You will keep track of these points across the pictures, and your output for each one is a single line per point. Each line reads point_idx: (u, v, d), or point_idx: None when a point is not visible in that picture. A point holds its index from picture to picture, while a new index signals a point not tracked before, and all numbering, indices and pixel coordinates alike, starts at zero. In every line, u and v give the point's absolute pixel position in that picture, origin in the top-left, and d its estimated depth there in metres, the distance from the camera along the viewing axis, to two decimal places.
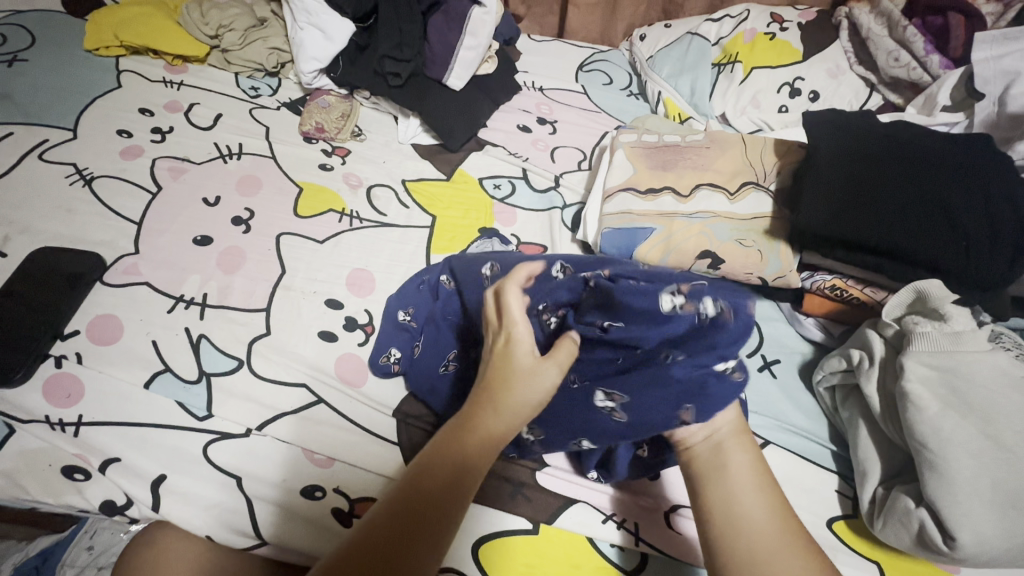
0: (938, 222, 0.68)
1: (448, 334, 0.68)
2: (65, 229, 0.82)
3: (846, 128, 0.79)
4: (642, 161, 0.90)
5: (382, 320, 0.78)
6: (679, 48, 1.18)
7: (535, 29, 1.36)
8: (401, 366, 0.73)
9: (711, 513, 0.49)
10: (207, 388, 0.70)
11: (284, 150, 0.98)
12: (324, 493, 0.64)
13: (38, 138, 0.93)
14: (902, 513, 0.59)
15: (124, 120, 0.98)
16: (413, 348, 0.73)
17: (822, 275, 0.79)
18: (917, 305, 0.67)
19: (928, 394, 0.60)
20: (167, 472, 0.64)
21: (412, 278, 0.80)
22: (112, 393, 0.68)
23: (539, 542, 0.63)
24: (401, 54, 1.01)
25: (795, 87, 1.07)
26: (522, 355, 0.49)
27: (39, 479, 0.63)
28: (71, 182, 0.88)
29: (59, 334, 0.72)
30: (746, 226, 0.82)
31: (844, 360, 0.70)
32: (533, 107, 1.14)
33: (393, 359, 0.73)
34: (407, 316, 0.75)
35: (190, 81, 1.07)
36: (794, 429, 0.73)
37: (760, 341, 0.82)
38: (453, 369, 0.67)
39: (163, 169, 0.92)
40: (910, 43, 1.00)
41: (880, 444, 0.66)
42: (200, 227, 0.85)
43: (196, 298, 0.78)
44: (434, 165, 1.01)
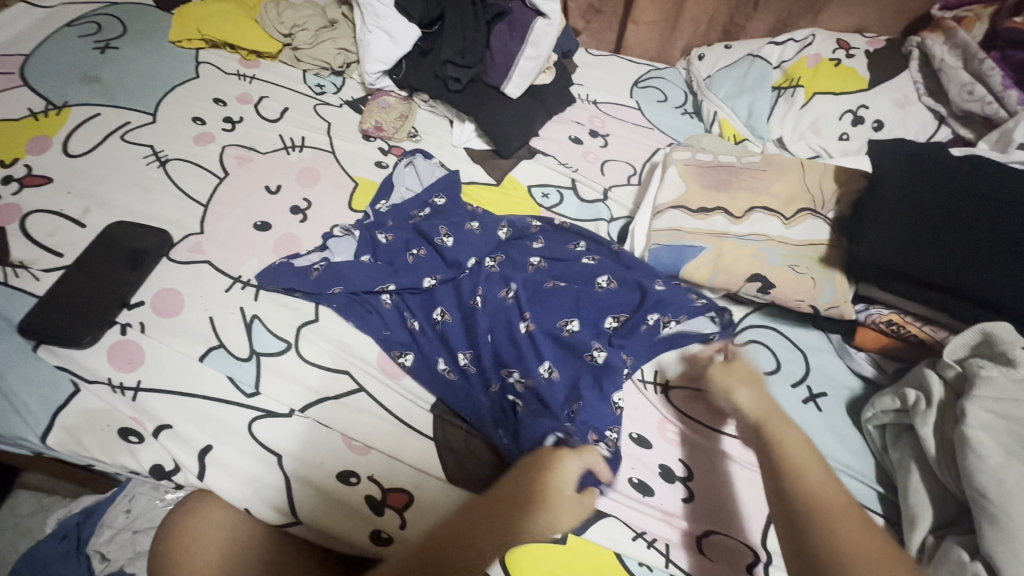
0: (1009, 263, 0.65)
1: (396, 281, 0.78)
2: (139, 206, 0.88)
3: (913, 159, 0.76)
4: (695, 180, 0.89)
5: (467, 343, 0.73)
6: (738, 70, 1.16)
7: (592, 43, 1.37)
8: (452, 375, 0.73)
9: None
10: (256, 366, 0.73)
11: (344, 146, 1.02)
12: (359, 479, 0.65)
13: (121, 120, 0.99)
14: (955, 564, 0.56)
15: (199, 108, 1.04)
16: (459, 354, 0.73)
17: (878, 309, 0.77)
18: (983, 347, 0.65)
19: (991, 443, 0.57)
20: (214, 442, 0.66)
21: (485, 282, 0.77)
22: (169, 363, 0.71)
23: (567, 551, 0.62)
24: (463, 60, 1.05)
25: (858, 115, 1.05)
26: (566, 489, 0.61)
27: (98, 439, 0.67)
28: (147, 163, 0.94)
29: (126, 303, 0.76)
30: (800, 252, 0.80)
31: (897, 399, 0.68)
32: (585, 119, 1.15)
33: (443, 366, 0.73)
34: (441, 318, 0.76)
35: (262, 75, 1.13)
36: (838, 466, 0.71)
37: (807, 371, 0.79)
38: (447, 321, 0.75)
39: (231, 156, 0.97)
40: (986, 77, 0.96)
41: (933, 490, 0.63)
42: (261, 213, 0.89)
43: (251, 280, 0.81)
44: (485, 170, 1.03)
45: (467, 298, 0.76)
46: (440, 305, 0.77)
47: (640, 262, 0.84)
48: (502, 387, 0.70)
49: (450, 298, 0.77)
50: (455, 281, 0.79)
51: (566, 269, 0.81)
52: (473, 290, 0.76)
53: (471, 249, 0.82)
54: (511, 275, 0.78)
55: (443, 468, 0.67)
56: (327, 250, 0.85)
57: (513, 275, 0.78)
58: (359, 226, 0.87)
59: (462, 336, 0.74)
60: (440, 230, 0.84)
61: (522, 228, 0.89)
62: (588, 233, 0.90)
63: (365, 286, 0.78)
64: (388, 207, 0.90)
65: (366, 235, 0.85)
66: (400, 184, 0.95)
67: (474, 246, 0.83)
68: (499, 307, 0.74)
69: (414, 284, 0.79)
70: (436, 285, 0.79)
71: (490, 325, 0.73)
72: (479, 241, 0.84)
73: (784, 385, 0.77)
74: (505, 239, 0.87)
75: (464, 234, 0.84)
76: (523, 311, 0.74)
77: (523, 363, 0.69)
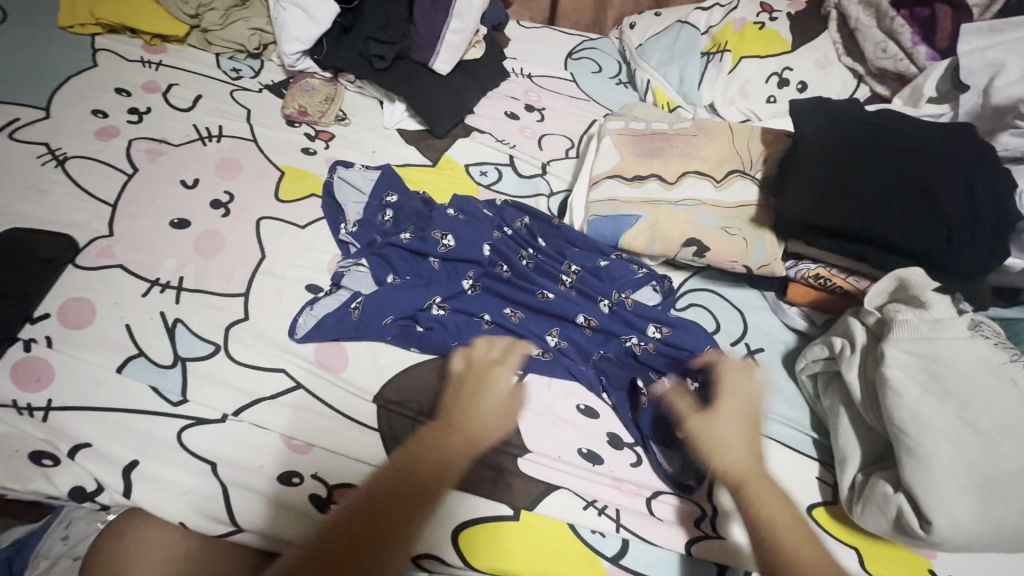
0: (920, 210, 0.69)
1: (440, 292, 0.77)
2: (37, 211, 0.80)
3: (831, 117, 0.78)
4: (629, 149, 0.89)
5: (536, 329, 0.76)
6: (668, 37, 1.17)
7: (524, 14, 1.35)
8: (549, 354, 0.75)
9: None
10: (182, 373, 0.68)
11: (266, 134, 0.96)
12: (302, 479, 0.63)
13: (8, 117, 0.90)
14: (880, 498, 0.59)
15: (100, 100, 0.95)
16: (550, 337, 0.76)
17: (807, 264, 0.79)
18: (898, 292, 0.67)
19: (908, 380, 0.61)
20: (140, 456, 0.62)
21: (525, 283, 0.80)
22: (83, 378, 0.66)
23: (521, 527, 0.62)
24: (385, 36, 1.00)
25: (784, 77, 1.07)
26: (500, 383, 0.71)
27: (5, 465, 0.61)
28: (43, 163, 0.85)
29: (27, 318, 0.70)
30: (732, 214, 0.81)
31: (825, 348, 0.71)
32: (520, 94, 1.13)
33: (539, 352, 0.75)
34: (512, 313, 0.78)
35: (169, 61, 1.04)
36: (776, 417, 0.73)
37: (744, 330, 0.82)
38: (521, 317, 0.78)
39: (139, 150, 0.90)
40: (897, 34, 1.00)
41: (860, 430, 0.66)
42: (178, 210, 0.83)
43: (171, 282, 0.76)
44: (420, 151, 1.00)
45: (525, 297, 0.78)
46: (504, 304, 0.79)
47: (582, 236, 0.85)
48: (600, 354, 0.76)
49: (505, 297, 0.79)
50: (494, 282, 0.80)
51: (562, 247, 0.85)
52: (529, 288, 0.79)
53: (485, 245, 0.82)
54: (549, 270, 0.82)
55: (387, 458, 0.65)
56: (344, 287, 0.78)
57: (532, 272, 0.81)
58: (360, 250, 0.81)
59: (539, 324, 0.77)
60: (436, 232, 0.82)
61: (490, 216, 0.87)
62: (529, 207, 0.90)
63: (415, 305, 0.75)
64: (354, 228, 0.84)
65: (373, 258, 0.80)
66: (346, 201, 0.87)
67: (483, 243, 0.82)
68: (549, 305, 0.78)
69: (455, 289, 0.79)
70: (475, 287, 0.80)
71: (559, 316, 0.78)
72: (471, 228, 0.83)
73: (723, 344, 0.80)
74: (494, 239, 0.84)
75: (459, 225, 0.83)
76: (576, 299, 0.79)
77: (600, 336, 0.77)
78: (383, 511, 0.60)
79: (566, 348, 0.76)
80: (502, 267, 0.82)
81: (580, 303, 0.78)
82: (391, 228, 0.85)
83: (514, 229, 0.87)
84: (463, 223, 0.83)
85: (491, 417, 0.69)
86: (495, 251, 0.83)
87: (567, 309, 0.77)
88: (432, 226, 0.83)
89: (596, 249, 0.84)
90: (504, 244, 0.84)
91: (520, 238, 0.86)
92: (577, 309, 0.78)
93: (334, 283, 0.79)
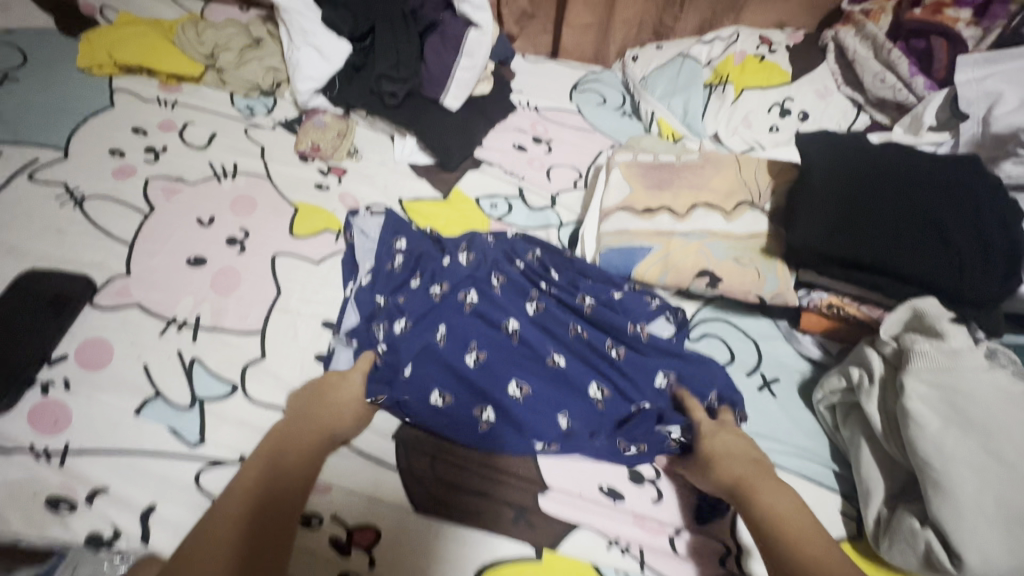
0: (931, 241, 0.70)
1: (439, 386, 0.69)
2: (55, 251, 0.81)
3: (839, 149, 0.80)
4: (638, 180, 0.91)
5: (538, 403, 0.69)
6: (671, 69, 1.20)
7: (528, 48, 1.38)
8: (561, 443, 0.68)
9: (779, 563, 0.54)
10: (201, 413, 0.68)
11: (280, 170, 0.98)
12: (321, 521, 0.62)
13: (27, 158, 0.91)
14: (908, 534, 0.59)
15: (117, 139, 0.97)
16: (561, 422, 0.68)
17: (819, 293, 0.80)
18: (914, 323, 0.68)
19: (929, 412, 0.61)
20: (158, 501, 0.61)
21: (528, 351, 0.73)
22: (101, 421, 0.66)
23: (545, 568, 0.61)
24: (397, 73, 1.03)
25: (785, 107, 1.10)
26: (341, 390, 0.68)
27: (21, 511, 0.59)
28: (61, 203, 0.86)
29: (45, 359, 0.70)
30: (744, 244, 0.83)
31: (844, 378, 0.71)
32: (528, 126, 1.15)
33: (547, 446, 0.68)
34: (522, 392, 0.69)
35: (184, 100, 1.06)
36: (796, 449, 0.73)
37: (759, 360, 0.82)
38: (527, 394, 0.69)
39: (156, 188, 0.91)
40: (895, 65, 1.03)
41: (882, 463, 0.66)
42: (194, 247, 0.84)
43: (188, 320, 0.76)
44: (431, 184, 1.02)
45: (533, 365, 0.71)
46: (510, 377, 0.70)
47: (594, 268, 0.84)
48: (608, 441, 0.69)
49: (510, 368, 0.70)
50: (494, 354, 0.71)
51: (564, 290, 0.80)
52: (536, 353, 0.73)
53: (469, 293, 0.76)
54: (553, 327, 0.75)
55: (408, 498, 0.64)
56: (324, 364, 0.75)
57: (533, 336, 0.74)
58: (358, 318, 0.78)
59: (548, 404, 0.69)
60: (438, 287, 0.78)
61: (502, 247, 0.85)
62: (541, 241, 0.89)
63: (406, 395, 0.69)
64: (367, 277, 0.83)
65: (359, 334, 0.76)
66: (362, 246, 0.87)
67: (479, 308, 0.75)
68: (556, 376, 0.72)
69: (450, 368, 0.70)
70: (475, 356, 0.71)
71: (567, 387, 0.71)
72: (471, 275, 0.79)
73: (739, 375, 0.80)
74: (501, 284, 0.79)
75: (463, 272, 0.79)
76: (584, 357, 0.73)
77: (622, 391, 0.71)
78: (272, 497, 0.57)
79: (574, 433, 0.68)
80: (506, 326, 0.74)
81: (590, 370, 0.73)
82: (399, 274, 0.82)
83: (509, 273, 0.81)
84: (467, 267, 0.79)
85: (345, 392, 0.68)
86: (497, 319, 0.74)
87: (577, 379, 0.72)
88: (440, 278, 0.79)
89: (610, 283, 0.83)
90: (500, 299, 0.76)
91: (519, 284, 0.80)
92: (589, 378, 0.72)
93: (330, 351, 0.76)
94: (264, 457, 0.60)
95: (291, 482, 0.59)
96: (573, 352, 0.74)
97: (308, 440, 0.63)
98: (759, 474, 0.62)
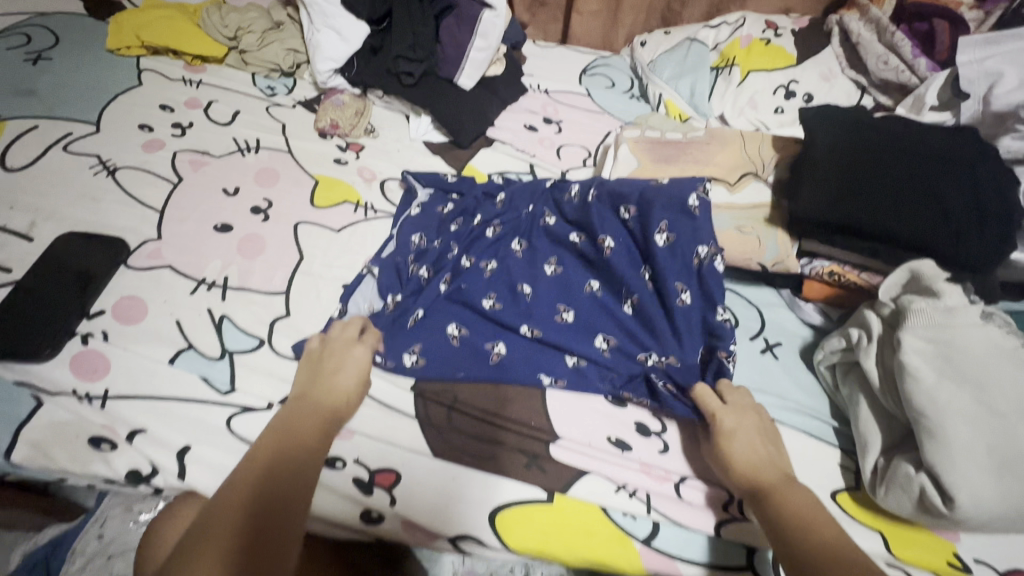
0: (929, 207, 0.72)
1: (463, 326, 0.75)
2: (90, 216, 0.85)
3: (840, 123, 0.83)
4: (645, 155, 0.95)
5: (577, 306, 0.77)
6: (679, 53, 1.23)
7: (539, 35, 1.43)
8: (573, 374, 0.73)
9: (776, 526, 0.55)
10: (230, 364, 0.72)
11: (301, 146, 1.02)
12: (345, 464, 0.66)
13: (62, 132, 0.95)
14: (903, 479, 0.62)
15: (146, 115, 1.01)
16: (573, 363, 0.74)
17: (820, 262, 0.82)
18: (911, 284, 0.71)
19: (925, 366, 0.63)
20: (192, 442, 0.66)
21: (562, 276, 0.80)
22: (137, 370, 0.69)
23: (555, 510, 0.65)
24: (414, 54, 1.06)
25: (790, 89, 1.13)
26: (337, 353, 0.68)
27: (68, 450, 0.64)
28: (95, 173, 0.91)
29: (84, 314, 0.74)
30: (747, 214, 0.86)
31: (843, 339, 0.74)
32: (538, 108, 1.18)
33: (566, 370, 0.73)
34: (567, 315, 0.76)
35: (209, 80, 1.11)
36: (797, 407, 0.76)
37: (762, 325, 0.85)
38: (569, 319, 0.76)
39: (184, 161, 0.95)
40: (898, 47, 1.06)
41: (879, 417, 0.69)
42: (221, 215, 0.88)
43: (217, 281, 0.80)
44: (445, 161, 1.05)
45: (547, 314, 0.76)
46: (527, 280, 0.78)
47: (613, 186, 0.83)
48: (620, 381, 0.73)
49: (536, 265, 0.80)
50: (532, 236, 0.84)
51: (606, 227, 0.79)
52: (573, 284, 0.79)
53: (512, 242, 0.84)
54: (575, 278, 0.79)
55: (427, 445, 0.68)
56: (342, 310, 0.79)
57: (570, 275, 0.80)
58: (379, 262, 0.85)
59: (562, 347, 0.74)
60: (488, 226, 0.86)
61: (531, 184, 0.91)
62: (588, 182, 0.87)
63: (433, 330, 0.75)
64: (401, 225, 0.90)
65: (389, 267, 0.84)
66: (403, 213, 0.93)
67: (519, 263, 0.81)
68: (592, 303, 0.77)
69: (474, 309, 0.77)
70: (497, 274, 0.80)
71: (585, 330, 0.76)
72: (513, 228, 0.86)
73: (742, 339, 0.83)
74: (525, 248, 0.83)
75: (507, 226, 0.86)
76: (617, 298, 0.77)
77: (648, 325, 0.74)
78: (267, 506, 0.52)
79: (582, 372, 0.74)
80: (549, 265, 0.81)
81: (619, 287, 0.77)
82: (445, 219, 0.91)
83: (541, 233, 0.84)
84: (508, 222, 0.87)
85: (337, 380, 0.65)
86: (547, 267, 0.80)
87: (614, 296, 0.78)
88: (469, 250, 0.84)
89: (613, 220, 0.80)
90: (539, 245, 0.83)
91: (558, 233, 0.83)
92: (619, 290, 0.77)
93: (359, 285, 0.82)
94: (279, 429, 0.60)
95: (286, 506, 0.53)
96: (608, 287, 0.78)
97: (309, 436, 0.60)
98: (786, 483, 0.59)
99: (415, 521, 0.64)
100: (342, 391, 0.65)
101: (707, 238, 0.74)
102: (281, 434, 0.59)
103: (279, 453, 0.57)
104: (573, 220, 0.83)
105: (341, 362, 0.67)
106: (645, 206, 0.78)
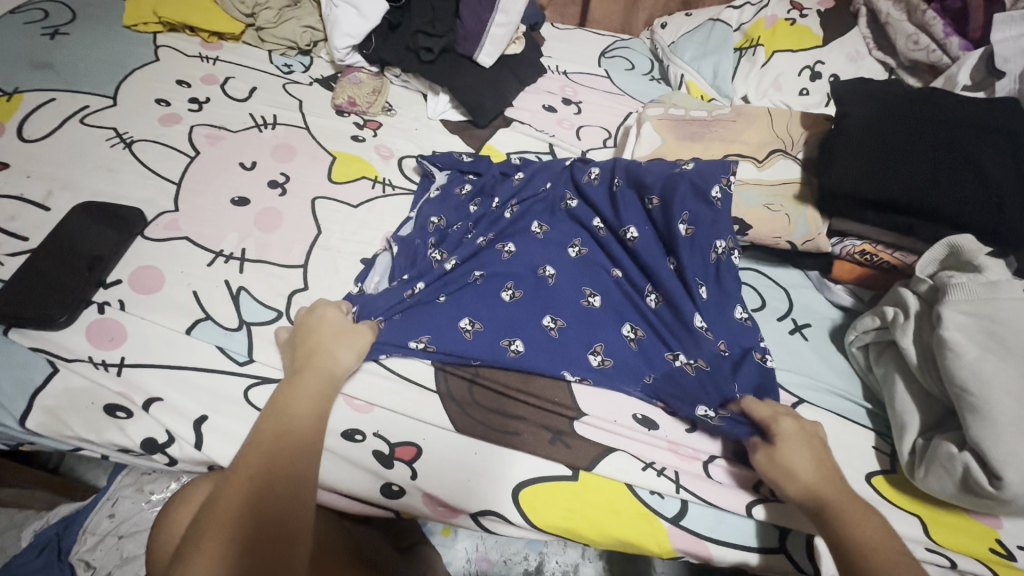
0: (969, 180, 0.70)
1: (482, 312, 0.71)
2: (107, 187, 0.84)
3: (873, 97, 0.80)
4: (670, 133, 0.92)
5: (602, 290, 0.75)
6: (701, 34, 1.21)
7: (556, 18, 1.41)
8: (597, 364, 0.69)
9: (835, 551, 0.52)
10: (248, 335, 0.70)
11: (317, 123, 1.01)
12: (364, 436, 0.65)
13: (78, 104, 0.95)
14: (945, 458, 0.59)
15: (163, 90, 1.00)
16: (595, 352, 0.70)
17: (852, 240, 0.80)
18: (950, 259, 0.69)
19: (966, 340, 0.61)
20: (209, 412, 0.64)
21: (585, 264, 0.77)
22: (154, 338, 0.68)
23: (579, 487, 0.64)
24: (433, 29, 1.06)
25: (816, 70, 1.10)
26: (328, 328, 0.66)
27: (82, 417, 0.64)
28: (112, 145, 0.90)
29: (101, 283, 0.73)
30: (775, 191, 0.83)
31: (877, 318, 0.72)
32: (557, 89, 1.16)
33: (599, 355, 0.70)
34: (592, 300, 0.74)
35: (225, 57, 1.10)
36: (829, 388, 0.74)
37: (790, 306, 0.83)
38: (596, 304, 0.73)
39: (200, 135, 0.94)
40: (929, 26, 1.02)
41: (917, 396, 0.66)
42: (238, 189, 0.87)
43: (234, 253, 0.79)
44: (463, 140, 1.03)
45: (569, 298, 0.73)
46: (546, 262, 0.76)
47: (640, 167, 0.80)
48: (647, 377, 0.69)
49: (554, 251, 0.78)
50: (554, 220, 0.82)
51: (630, 216, 0.78)
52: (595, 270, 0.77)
53: (534, 224, 0.82)
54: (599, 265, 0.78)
55: (449, 419, 0.66)
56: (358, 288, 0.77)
57: (593, 262, 0.78)
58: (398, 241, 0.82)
59: (583, 336, 0.71)
60: (508, 204, 0.84)
61: (550, 164, 0.89)
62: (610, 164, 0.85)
63: (448, 318, 0.71)
64: (420, 207, 0.88)
65: (407, 248, 0.81)
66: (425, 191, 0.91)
67: (542, 246, 0.78)
68: (617, 291, 0.76)
69: (491, 294, 0.73)
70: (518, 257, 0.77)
71: (610, 317, 0.73)
72: (534, 210, 0.84)
73: (770, 320, 0.81)
74: (546, 231, 0.80)
75: (528, 208, 0.83)
76: (639, 290, 0.75)
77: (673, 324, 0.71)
78: (262, 516, 0.49)
79: (608, 366, 0.69)
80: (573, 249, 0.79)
81: (639, 280, 0.75)
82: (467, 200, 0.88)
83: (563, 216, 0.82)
84: (529, 204, 0.84)
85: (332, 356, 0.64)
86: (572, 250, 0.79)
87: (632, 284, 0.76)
88: (487, 231, 0.81)
89: (637, 208, 0.79)
90: (561, 227, 0.81)
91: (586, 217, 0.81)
92: (637, 285, 0.75)
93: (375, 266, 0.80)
94: (273, 426, 0.56)
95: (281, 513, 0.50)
96: (631, 277, 0.76)
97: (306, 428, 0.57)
98: (848, 501, 0.55)
99: (436, 495, 0.63)
100: (335, 367, 0.63)
101: (724, 233, 0.73)
102: (276, 431, 0.56)
103: (270, 456, 0.53)
104: (596, 206, 0.81)
105: (325, 342, 0.65)
106: (665, 197, 0.75)
